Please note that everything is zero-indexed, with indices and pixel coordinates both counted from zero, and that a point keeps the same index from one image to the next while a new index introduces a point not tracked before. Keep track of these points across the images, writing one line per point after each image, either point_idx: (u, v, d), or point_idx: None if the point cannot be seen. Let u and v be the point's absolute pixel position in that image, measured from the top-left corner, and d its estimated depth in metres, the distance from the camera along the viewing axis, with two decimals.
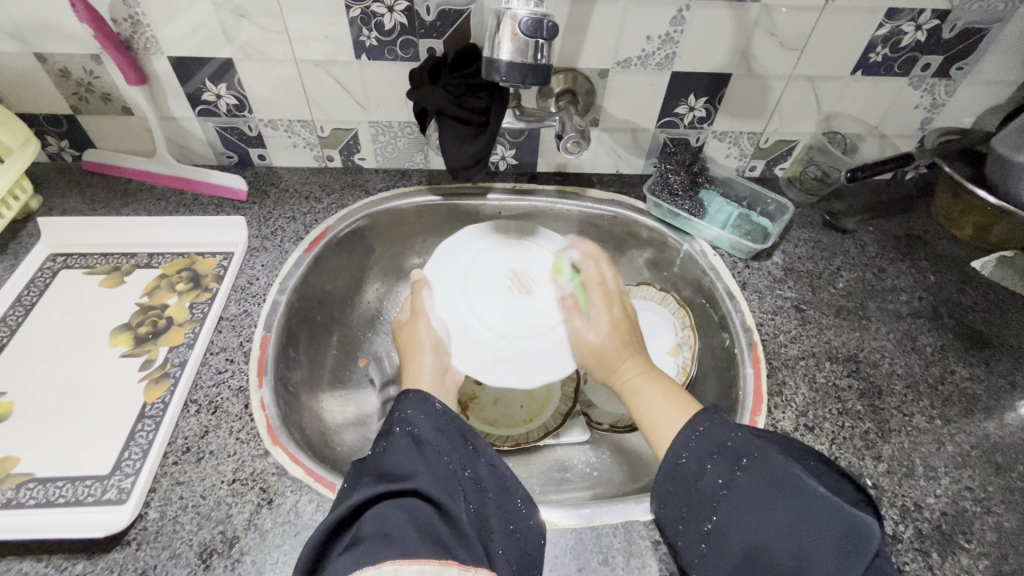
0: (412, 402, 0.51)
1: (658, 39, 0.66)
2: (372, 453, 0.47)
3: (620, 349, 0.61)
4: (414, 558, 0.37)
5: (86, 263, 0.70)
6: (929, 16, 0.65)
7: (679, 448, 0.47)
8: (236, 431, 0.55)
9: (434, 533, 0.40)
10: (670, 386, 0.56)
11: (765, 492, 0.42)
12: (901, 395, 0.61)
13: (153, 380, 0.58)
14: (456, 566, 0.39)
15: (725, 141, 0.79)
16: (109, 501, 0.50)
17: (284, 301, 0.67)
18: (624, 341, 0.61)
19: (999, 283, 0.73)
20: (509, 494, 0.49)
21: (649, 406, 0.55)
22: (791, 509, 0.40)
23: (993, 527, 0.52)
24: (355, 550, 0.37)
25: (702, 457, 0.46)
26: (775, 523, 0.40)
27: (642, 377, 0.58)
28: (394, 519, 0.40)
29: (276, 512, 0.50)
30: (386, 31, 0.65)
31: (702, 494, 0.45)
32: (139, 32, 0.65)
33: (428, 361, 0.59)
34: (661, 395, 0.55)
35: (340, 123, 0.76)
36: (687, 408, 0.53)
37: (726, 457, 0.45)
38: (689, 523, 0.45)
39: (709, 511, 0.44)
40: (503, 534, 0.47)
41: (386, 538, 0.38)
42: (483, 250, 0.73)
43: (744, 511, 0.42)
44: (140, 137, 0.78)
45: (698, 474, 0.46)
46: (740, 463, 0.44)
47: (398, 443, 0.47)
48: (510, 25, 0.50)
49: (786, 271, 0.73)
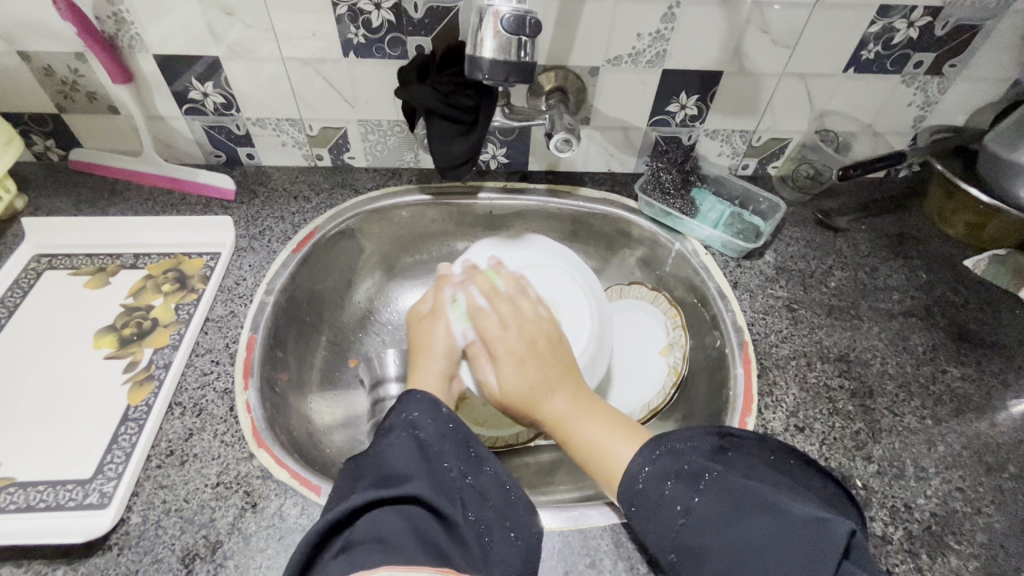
0: (418, 404, 0.50)
1: (649, 37, 0.65)
2: (372, 454, 0.46)
3: (543, 382, 0.56)
4: (411, 565, 0.37)
5: (71, 264, 0.69)
6: (921, 13, 0.64)
7: (640, 465, 0.47)
8: (221, 433, 0.54)
9: (430, 540, 0.40)
10: (610, 413, 0.54)
11: (727, 513, 0.41)
12: (892, 395, 0.61)
13: (137, 382, 0.58)
14: (453, 572, 0.39)
15: (717, 140, 0.78)
16: (91, 505, 0.49)
17: (271, 302, 0.66)
18: (546, 374, 0.56)
19: (992, 282, 0.72)
20: (510, 503, 0.48)
21: (591, 436, 0.52)
22: (757, 526, 0.39)
23: (983, 528, 0.52)
24: (349, 555, 0.37)
25: (661, 479, 0.46)
26: (734, 546, 0.39)
27: (574, 404, 0.55)
28: (390, 525, 0.39)
29: (260, 516, 0.49)
30: (374, 28, 0.65)
31: (663, 520, 0.44)
32: (123, 30, 0.64)
33: (437, 366, 0.59)
34: (601, 420, 0.53)
35: (329, 122, 0.75)
36: (636, 439, 0.51)
37: (688, 479, 0.44)
38: (658, 552, 0.44)
39: (672, 539, 0.43)
40: (503, 542, 0.45)
41: (381, 543, 0.38)
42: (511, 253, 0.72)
43: (705, 536, 0.41)
44: (126, 136, 0.77)
45: (657, 498, 0.45)
46: (699, 487, 0.43)
47: (399, 446, 0.46)
48: (493, 22, 0.49)
49: (778, 270, 0.73)
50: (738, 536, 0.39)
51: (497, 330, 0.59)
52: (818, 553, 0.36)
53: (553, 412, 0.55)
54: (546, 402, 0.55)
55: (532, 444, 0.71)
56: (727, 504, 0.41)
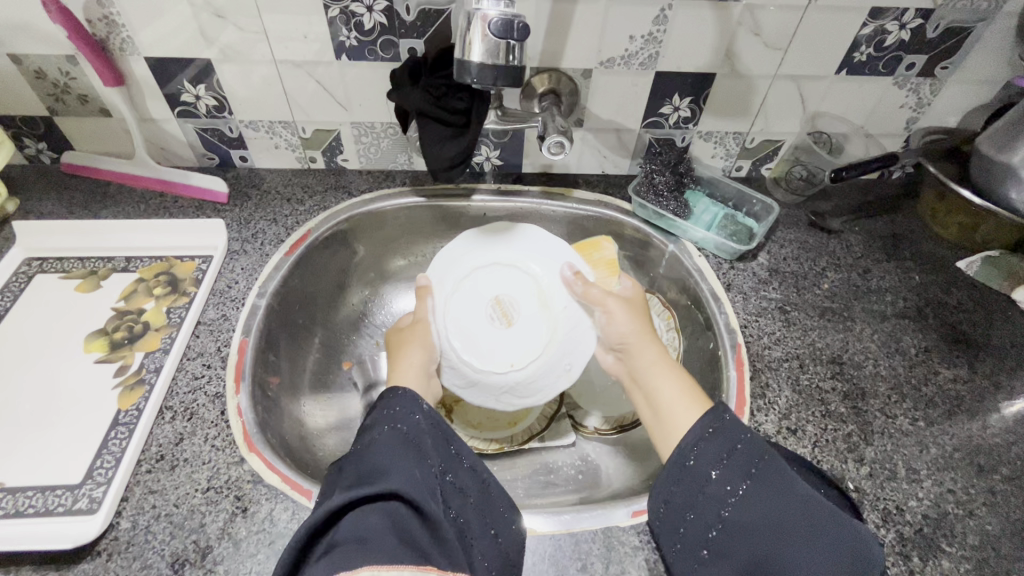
0: (399, 402, 0.50)
1: (641, 39, 0.65)
2: (356, 455, 0.46)
3: (639, 340, 0.59)
4: (392, 564, 0.36)
5: (63, 267, 0.69)
6: (913, 15, 0.64)
7: (688, 450, 0.46)
8: (212, 438, 0.54)
9: (412, 538, 0.39)
10: (684, 377, 0.56)
11: (780, 505, 0.41)
12: (885, 397, 0.61)
13: (127, 386, 0.57)
14: (434, 570, 0.38)
15: (711, 141, 0.78)
16: (80, 510, 0.49)
17: (263, 305, 0.66)
18: (639, 334, 0.60)
19: (984, 283, 0.72)
20: (489, 500, 0.49)
21: (665, 395, 0.54)
22: (806, 521, 0.40)
23: (974, 530, 0.52)
24: (330, 557, 0.36)
25: (711, 462, 0.45)
26: (783, 532, 0.40)
27: (659, 360, 0.58)
28: (372, 523, 0.39)
29: (251, 521, 0.49)
30: (366, 31, 0.64)
31: (709, 498, 0.44)
32: (114, 33, 0.64)
33: (413, 368, 0.58)
34: (678, 384, 0.55)
35: (322, 124, 0.75)
36: (698, 403, 0.53)
37: (737, 465, 0.44)
38: (691, 527, 0.44)
39: (716, 516, 0.43)
40: (484, 540, 0.46)
41: (363, 542, 0.37)
42: (475, 255, 0.70)
43: (755, 520, 0.41)
44: (118, 139, 0.77)
45: (704, 480, 0.44)
46: (750, 473, 0.43)
47: (381, 444, 0.46)
48: (481, 25, 0.49)
49: (771, 272, 0.73)
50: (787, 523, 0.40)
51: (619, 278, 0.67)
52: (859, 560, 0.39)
53: (640, 363, 0.58)
54: (636, 353, 0.59)
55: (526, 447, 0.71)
56: (782, 497, 0.41)
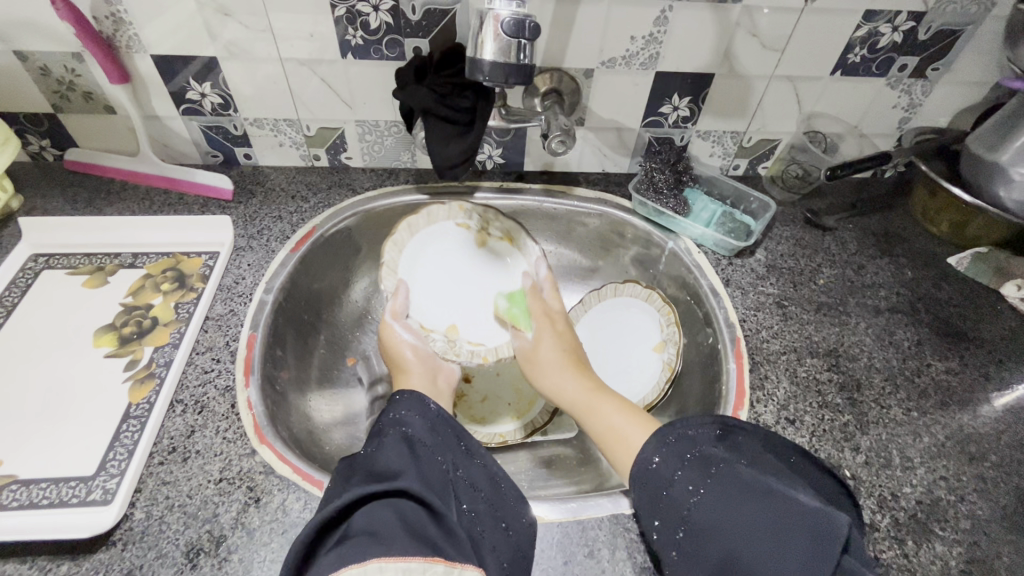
0: (405, 403, 0.52)
1: (642, 40, 0.67)
2: (363, 455, 0.47)
3: (564, 376, 0.63)
4: (402, 556, 0.37)
5: (69, 264, 0.69)
6: (905, 18, 0.67)
7: (651, 453, 0.47)
8: (223, 430, 0.55)
9: (421, 531, 0.40)
10: (622, 398, 0.59)
11: (737, 502, 0.41)
12: (879, 388, 0.63)
13: (138, 380, 0.58)
14: (442, 562, 0.39)
15: (709, 140, 0.80)
16: (94, 501, 0.49)
17: (270, 300, 0.66)
18: (569, 373, 0.63)
19: (975, 279, 0.74)
20: (499, 493, 0.50)
21: (609, 421, 0.56)
22: (764, 514, 0.39)
23: (965, 515, 0.53)
24: (342, 548, 0.38)
25: (674, 464, 0.46)
26: (739, 529, 0.39)
27: (586, 394, 0.60)
28: (382, 517, 0.40)
29: (263, 511, 0.50)
30: (372, 30, 0.65)
31: (674, 499, 0.44)
32: (121, 30, 0.65)
33: (417, 370, 0.64)
34: (617, 405, 0.57)
35: (327, 122, 0.76)
36: (645, 423, 0.54)
37: (698, 464, 0.44)
38: (663, 527, 0.44)
39: (681, 517, 0.43)
40: (495, 533, 0.47)
41: (372, 535, 0.38)
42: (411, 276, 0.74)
43: (716, 518, 0.41)
44: (122, 135, 0.77)
45: (669, 480, 0.45)
46: (710, 472, 0.43)
47: (390, 443, 0.48)
48: (493, 25, 0.50)
49: (768, 268, 0.74)
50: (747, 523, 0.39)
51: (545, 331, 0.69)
52: (821, 542, 0.37)
53: (573, 400, 0.61)
54: (563, 393, 0.62)
55: (529, 441, 0.73)
56: (740, 497, 0.41)
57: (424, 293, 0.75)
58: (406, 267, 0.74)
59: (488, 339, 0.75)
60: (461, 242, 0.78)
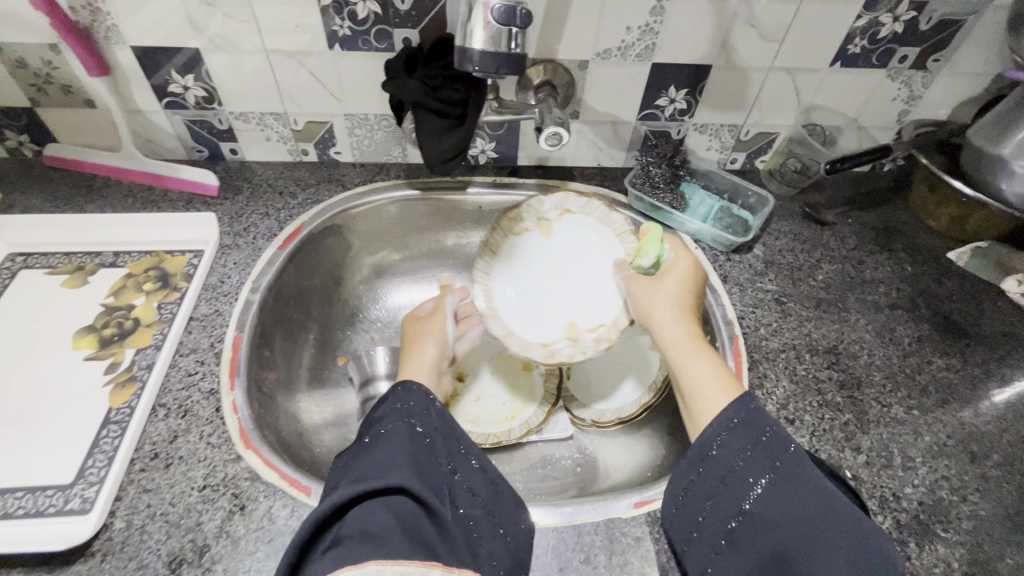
0: (414, 396, 0.50)
1: (638, 30, 0.65)
2: (364, 448, 0.46)
3: (672, 317, 0.56)
4: (398, 559, 0.37)
5: (48, 263, 0.67)
6: (907, 7, 0.65)
7: (712, 439, 0.46)
8: (207, 435, 0.53)
9: (421, 534, 0.39)
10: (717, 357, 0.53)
11: (801, 503, 0.41)
12: (879, 386, 0.62)
13: (119, 384, 0.56)
14: (440, 566, 0.39)
15: (706, 134, 0.78)
16: (72, 511, 0.47)
17: (257, 300, 0.65)
18: (680, 315, 0.56)
19: (975, 274, 0.73)
20: (498, 497, 0.49)
21: (696, 372, 0.51)
22: (825, 520, 0.40)
23: (968, 515, 0.52)
24: (338, 550, 0.37)
25: (736, 451, 0.45)
26: (807, 527, 0.40)
27: (690, 341, 0.54)
28: (378, 517, 0.39)
29: (249, 518, 0.48)
30: (360, 20, 0.63)
31: (730, 489, 0.44)
32: (98, 21, 0.62)
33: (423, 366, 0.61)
34: (711, 360, 0.52)
35: (315, 116, 0.74)
36: (731, 390, 0.49)
37: (765, 454, 0.44)
38: (710, 517, 0.44)
39: (736, 508, 0.43)
40: (493, 538, 0.46)
41: (368, 537, 0.37)
42: (508, 299, 0.73)
43: (775, 516, 0.41)
44: (103, 130, 0.74)
45: (727, 470, 0.44)
46: (774, 466, 0.43)
47: (394, 435, 0.46)
48: (482, 12, 0.48)
49: (767, 264, 0.73)
50: (812, 520, 0.40)
51: (675, 267, 0.60)
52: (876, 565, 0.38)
53: (670, 339, 0.55)
54: (662, 329, 0.56)
55: (524, 441, 0.71)
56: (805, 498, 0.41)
57: (527, 303, 0.73)
58: (500, 287, 0.74)
59: (603, 315, 0.70)
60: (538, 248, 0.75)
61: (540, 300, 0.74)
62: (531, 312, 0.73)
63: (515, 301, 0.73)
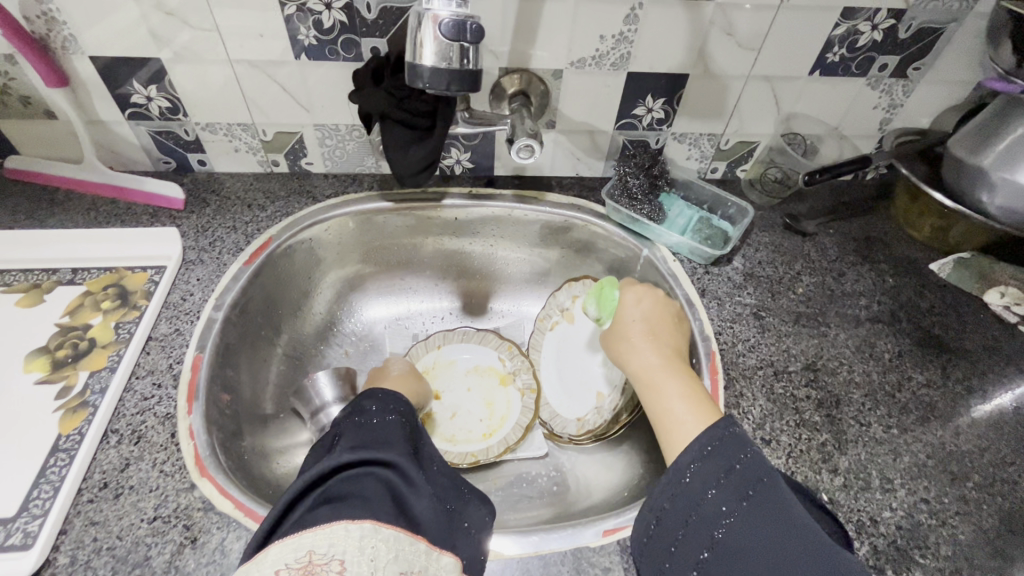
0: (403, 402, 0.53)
1: (612, 39, 0.64)
2: (364, 421, 0.49)
3: (639, 344, 0.57)
4: (391, 524, 0.41)
5: (4, 281, 0.65)
6: (885, 16, 0.64)
7: (683, 468, 0.45)
8: (160, 463, 0.51)
9: (405, 508, 0.43)
10: (690, 380, 0.53)
11: (771, 532, 0.39)
12: (859, 404, 0.60)
13: (70, 409, 0.54)
14: (423, 541, 0.43)
15: (685, 143, 0.77)
16: (12, 547, 0.45)
17: (220, 318, 0.62)
18: (644, 341, 0.57)
19: (957, 286, 0.72)
20: (463, 498, 0.49)
21: (669, 400, 0.52)
22: (794, 550, 0.38)
23: (948, 540, 0.51)
24: (338, 504, 0.41)
25: (707, 481, 0.43)
26: (779, 555, 0.38)
27: (658, 366, 0.55)
28: (372, 486, 0.43)
29: (199, 552, 0.46)
30: (326, 29, 0.62)
31: (701, 518, 0.43)
32: (54, 30, 0.60)
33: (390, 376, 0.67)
34: (682, 384, 0.52)
35: (284, 127, 0.72)
36: (706, 414, 0.50)
37: (734, 483, 0.42)
38: (683, 547, 0.43)
39: (708, 537, 0.42)
40: (469, 540, 0.46)
41: (365, 500, 0.41)
42: (558, 397, 0.75)
43: (747, 545, 0.40)
44: (65, 141, 0.72)
45: (698, 500, 0.43)
46: (747, 495, 0.42)
47: (392, 421, 0.50)
48: (432, 27, 0.46)
49: (746, 276, 0.72)
50: (785, 543, 0.39)
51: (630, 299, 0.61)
52: None
53: (639, 368, 0.56)
54: (633, 360, 0.57)
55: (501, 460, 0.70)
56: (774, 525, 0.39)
57: (567, 392, 0.75)
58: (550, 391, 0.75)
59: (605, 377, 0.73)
60: (564, 339, 0.77)
61: (570, 383, 0.75)
62: (572, 396, 0.74)
63: (559, 396, 0.75)
